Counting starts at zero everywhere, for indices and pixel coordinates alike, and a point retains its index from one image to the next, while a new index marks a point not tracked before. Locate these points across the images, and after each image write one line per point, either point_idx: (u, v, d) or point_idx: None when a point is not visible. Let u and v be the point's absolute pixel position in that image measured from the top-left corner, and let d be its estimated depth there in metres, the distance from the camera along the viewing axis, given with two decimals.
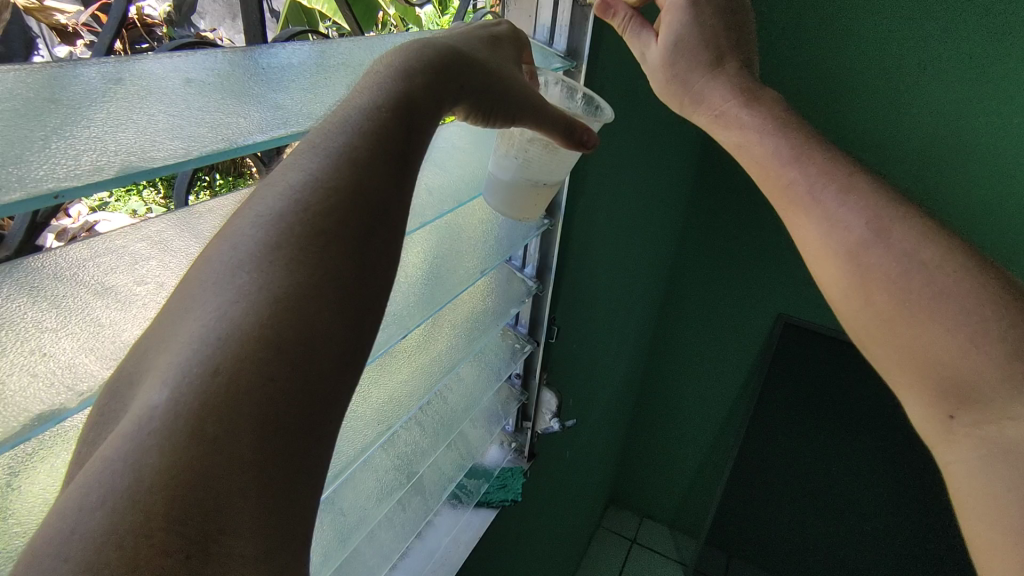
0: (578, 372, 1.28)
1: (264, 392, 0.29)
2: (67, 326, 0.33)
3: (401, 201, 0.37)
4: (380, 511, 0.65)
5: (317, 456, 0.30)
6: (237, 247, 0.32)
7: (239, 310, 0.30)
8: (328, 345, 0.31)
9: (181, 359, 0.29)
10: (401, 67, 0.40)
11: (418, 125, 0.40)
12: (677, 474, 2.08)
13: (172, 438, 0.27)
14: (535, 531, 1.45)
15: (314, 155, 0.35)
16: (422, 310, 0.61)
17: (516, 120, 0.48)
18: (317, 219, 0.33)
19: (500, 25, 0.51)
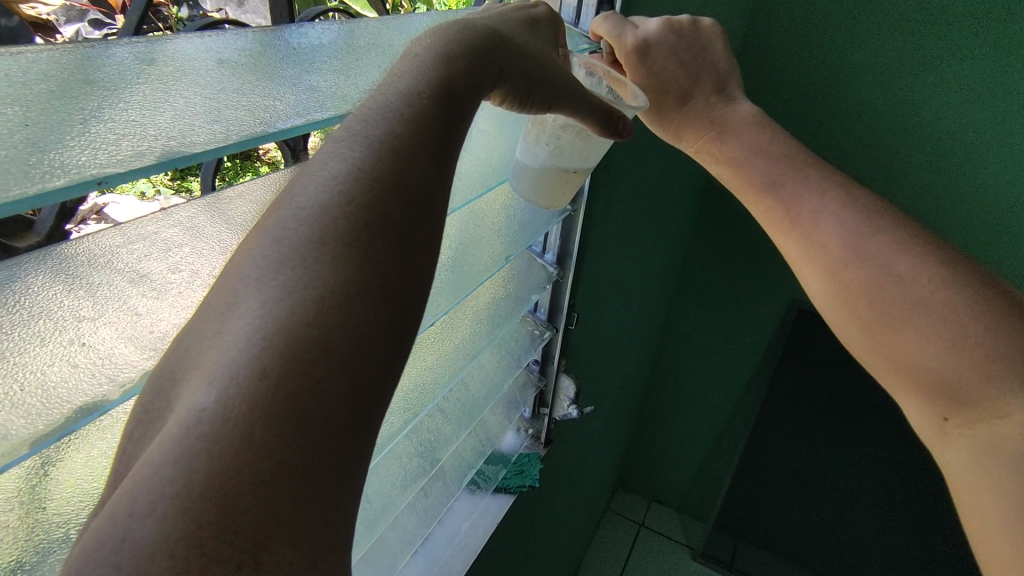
0: (592, 358, 1.27)
1: (313, 393, 0.28)
2: (104, 315, 0.33)
3: (441, 192, 0.36)
4: (405, 499, 0.65)
5: (361, 457, 0.30)
6: (279, 240, 0.31)
7: (284, 305, 0.29)
8: (374, 342, 0.31)
9: (226, 354, 0.28)
10: (441, 51, 0.40)
11: (455, 114, 0.39)
12: (687, 459, 2.09)
13: (222, 442, 0.26)
14: (546, 516, 1.46)
15: (354, 143, 0.34)
16: (449, 297, 0.60)
17: (553, 105, 0.47)
18: (361, 212, 0.32)
19: (536, 7, 0.50)
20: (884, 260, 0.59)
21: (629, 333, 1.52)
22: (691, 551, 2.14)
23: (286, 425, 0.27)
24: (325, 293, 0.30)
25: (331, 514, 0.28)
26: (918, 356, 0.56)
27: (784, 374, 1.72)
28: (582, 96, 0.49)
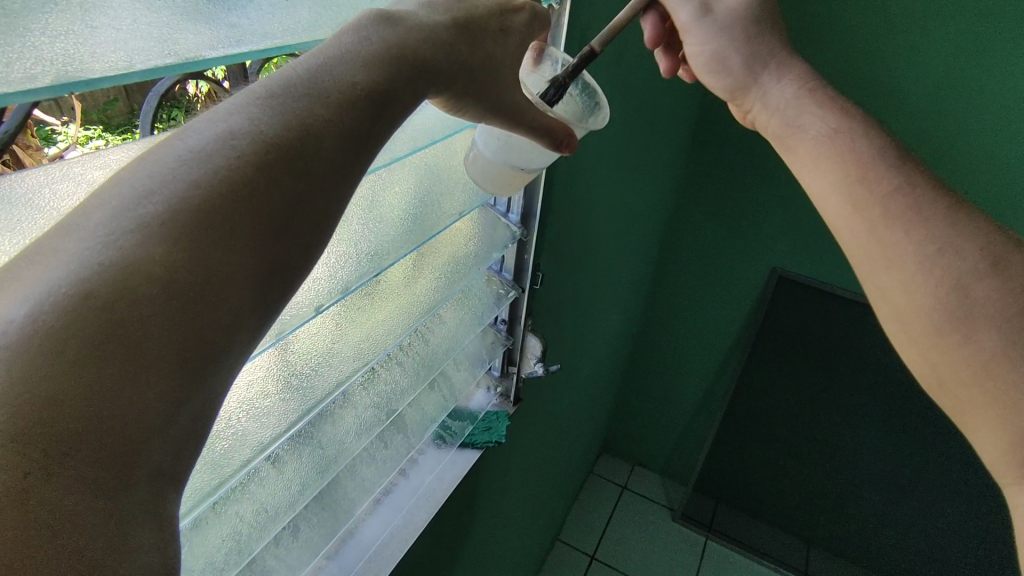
0: (569, 321, 1.29)
1: (153, 323, 0.31)
2: (19, 248, 0.35)
3: (333, 175, 0.40)
4: (357, 446, 0.67)
5: (190, 391, 0.32)
6: (140, 178, 0.33)
7: (135, 236, 0.31)
8: (237, 283, 0.34)
9: (94, 252, 0.30)
10: (386, 49, 0.43)
11: (381, 113, 0.43)
12: (670, 424, 2.13)
13: (29, 353, 0.28)
14: (525, 476, 1.50)
15: (265, 111, 0.37)
16: (399, 249, 0.61)
17: (488, 118, 0.53)
18: (246, 167, 0.35)
19: (516, 13, 0.54)
20: None
21: (609, 298, 1.53)
22: (671, 512, 2.19)
23: (107, 347, 0.29)
24: (204, 233, 0.33)
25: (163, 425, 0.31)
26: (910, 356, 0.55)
27: (763, 339, 1.75)
28: (529, 117, 0.55)
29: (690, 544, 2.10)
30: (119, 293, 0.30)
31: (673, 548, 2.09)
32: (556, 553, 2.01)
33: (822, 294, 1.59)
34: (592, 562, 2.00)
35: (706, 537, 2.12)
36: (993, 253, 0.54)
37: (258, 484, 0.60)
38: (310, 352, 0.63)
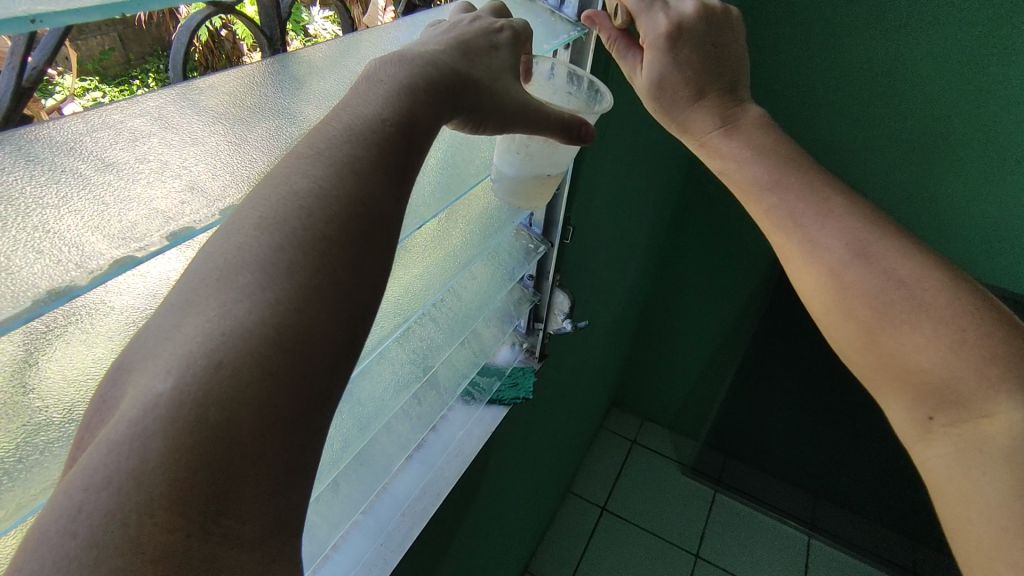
0: (587, 277, 1.27)
1: (265, 386, 0.28)
2: (70, 203, 0.31)
3: (395, 213, 0.37)
4: (397, 402, 0.66)
5: (313, 446, 0.30)
6: (238, 248, 0.31)
7: (243, 306, 0.30)
8: (324, 344, 0.31)
9: (184, 349, 0.28)
10: (405, 83, 0.40)
11: (417, 144, 0.40)
12: (681, 379, 2.14)
13: (175, 424, 0.26)
14: (540, 431, 1.51)
15: (319, 166, 0.35)
16: (441, 200, 0.57)
17: (508, 128, 0.48)
18: (318, 225, 0.33)
19: (501, 31, 0.49)
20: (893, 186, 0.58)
21: (626, 255, 1.51)
22: (680, 465, 2.22)
23: (239, 414, 0.27)
24: (284, 301, 0.30)
25: (266, 507, 0.28)
26: (909, 357, 0.56)
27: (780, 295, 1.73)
28: (546, 115, 0.49)
29: (699, 496, 2.13)
30: (212, 380, 0.27)
31: (682, 500, 2.12)
32: (569, 505, 2.05)
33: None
34: (603, 513, 2.04)
35: (714, 490, 2.15)
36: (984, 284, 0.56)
37: None
38: None
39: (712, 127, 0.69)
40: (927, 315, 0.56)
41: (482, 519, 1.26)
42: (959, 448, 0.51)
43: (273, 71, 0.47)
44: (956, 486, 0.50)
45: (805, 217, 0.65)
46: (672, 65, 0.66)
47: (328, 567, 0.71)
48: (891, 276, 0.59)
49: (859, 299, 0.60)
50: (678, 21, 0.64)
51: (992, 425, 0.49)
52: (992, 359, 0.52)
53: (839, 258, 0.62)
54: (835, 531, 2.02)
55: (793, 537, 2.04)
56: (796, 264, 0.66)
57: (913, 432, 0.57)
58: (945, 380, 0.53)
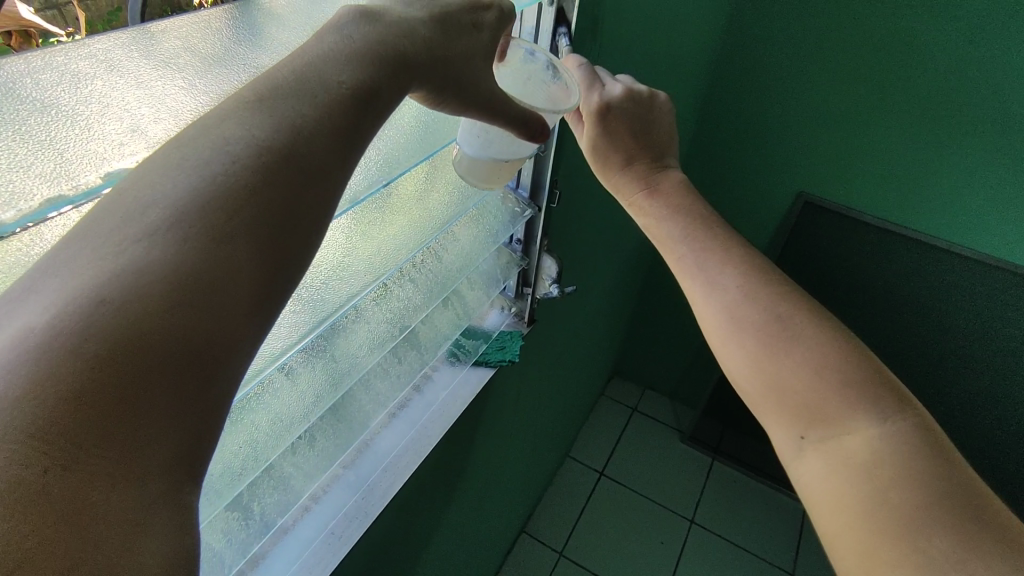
0: (583, 243, 1.26)
1: (160, 332, 0.29)
2: (4, 141, 0.31)
3: (321, 183, 0.38)
4: (372, 360, 0.67)
5: (201, 401, 0.31)
6: (147, 194, 0.32)
7: (142, 254, 0.30)
8: (227, 303, 0.33)
9: (108, 273, 0.29)
10: (354, 44, 0.41)
11: (358, 113, 0.40)
12: (683, 349, 2.13)
13: (49, 360, 0.27)
14: (538, 396, 1.52)
15: (264, 119, 0.36)
16: (410, 157, 0.57)
17: (467, 110, 0.48)
18: (238, 184, 0.34)
19: (487, 9, 0.48)
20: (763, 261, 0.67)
21: (625, 222, 1.50)
22: (679, 434, 2.23)
23: (127, 357, 0.28)
24: (214, 247, 0.33)
25: (145, 453, 0.29)
26: (790, 381, 0.61)
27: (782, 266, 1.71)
28: (508, 108, 0.49)
29: (697, 464, 2.15)
30: (141, 311, 0.29)
31: (680, 467, 2.14)
32: (567, 470, 2.08)
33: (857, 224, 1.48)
34: (600, 479, 2.07)
35: (711, 458, 2.16)
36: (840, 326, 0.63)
37: (272, 395, 0.60)
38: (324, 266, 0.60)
39: (637, 190, 0.75)
40: (800, 342, 0.61)
41: (476, 480, 1.28)
42: (828, 464, 0.56)
43: (236, 13, 0.45)
44: (825, 497, 0.55)
45: (713, 262, 0.69)
46: (608, 131, 0.72)
47: (307, 519, 0.74)
48: (772, 309, 0.64)
49: (746, 326, 0.65)
50: (607, 100, 0.69)
51: (852, 440, 0.55)
52: (852, 384, 0.58)
53: (733, 294, 0.66)
54: None
55: (788, 506, 2.05)
56: (698, 299, 0.70)
57: (789, 449, 0.62)
58: (816, 399, 0.59)
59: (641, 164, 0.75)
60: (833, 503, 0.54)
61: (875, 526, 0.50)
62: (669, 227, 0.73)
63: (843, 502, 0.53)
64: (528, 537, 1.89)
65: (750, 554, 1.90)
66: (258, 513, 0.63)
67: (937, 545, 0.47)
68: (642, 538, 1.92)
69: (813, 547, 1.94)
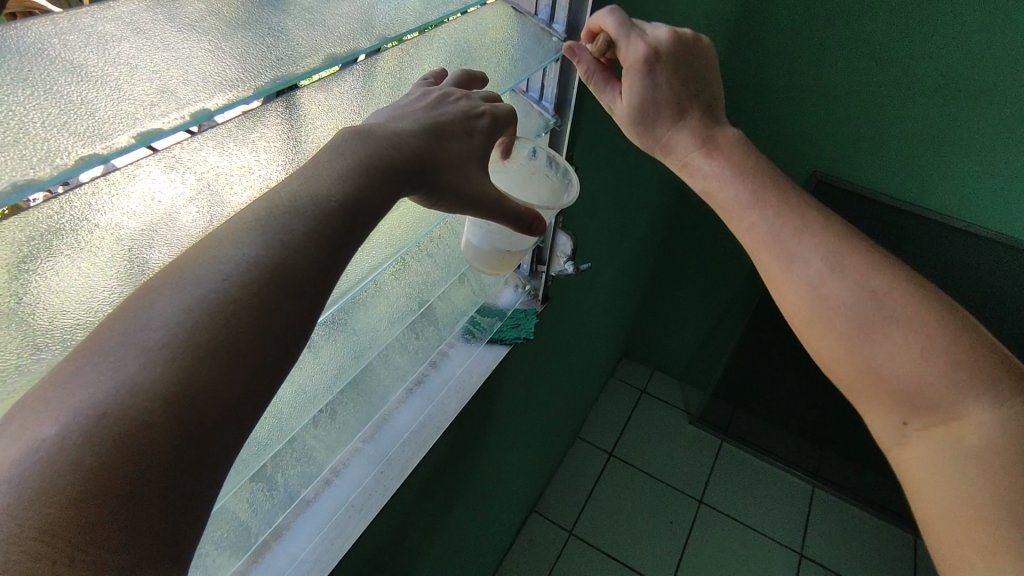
0: (597, 221, 1.25)
1: (163, 435, 0.30)
2: (37, 99, 0.31)
3: (319, 287, 0.39)
4: (390, 333, 0.67)
5: (196, 498, 0.32)
6: (150, 307, 0.33)
7: (143, 361, 0.31)
8: (226, 404, 0.33)
9: (124, 371, 0.31)
10: (354, 156, 0.43)
11: (360, 219, 0.42)
12: (693, 332, 2.13)
13: (50, 467, 0.28)
14: (551, 375, 1.52)
15: (259, 236, 0.37)
16: None
17: (460, 207, 0.51)
18: (238, 292, 0.35)
19: (480, 117, 0.52)
20: (847, 245, 0.68)
21: (637, 202, 1.48)
22: (689, 416, 2.24)
23: (130, 462, 0.29)
24: (214, 350, 0.33)
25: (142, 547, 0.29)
26: (887, 368, 0.63)
27: None
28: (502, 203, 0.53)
29: (706, 444, 2.16)
30: (150, 407, 0.30)
31: (689, 448, 2.14)
32: (577, 450, 2.10)
33: (872, 206, 1.40)
34: (610, 458, 2.08)
35: (721, 438, 2.17)
36: (946, 302, 0.64)
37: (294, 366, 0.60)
38: None
39: (693, 147, 0.78)
40: (899, 326, 0.63)
41: (491, 457, 1.29)
42: (935, 447, 0.60)
43: None
44: (931, 480, 0.59)
45: (796, 245, 0.70)
46: (653, 89, 0.74)
47: (328, 493, 0.74)
48: (865, 286, 0.66)
49: (833, 311, 0.67)
50: (657, 44, 0.72)
51: (961, 427, 0.58)
52: (962, 370, 0.60)
53: (821, 277, 0.68)
54: (839, 481, 2.03)
55: (797, 486, 2.06)
56: (780, 282, 0.72)
57: (891, 437, 0.65)
58: (919, 388, 0.61)
59: (692, 117, 0.77)
60: (939, 491, 0.58)
61: (987, 513, 0.52)
62: (735, 192, 0.75)
63: (951, 491, 0.56)
64: (538, 515, 1.91)
65: (757, 531, 1.92)
66: (283, 484, 0.64)
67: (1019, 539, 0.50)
68: (650, 518, 1.94)
69: (820, 526, 1.95)
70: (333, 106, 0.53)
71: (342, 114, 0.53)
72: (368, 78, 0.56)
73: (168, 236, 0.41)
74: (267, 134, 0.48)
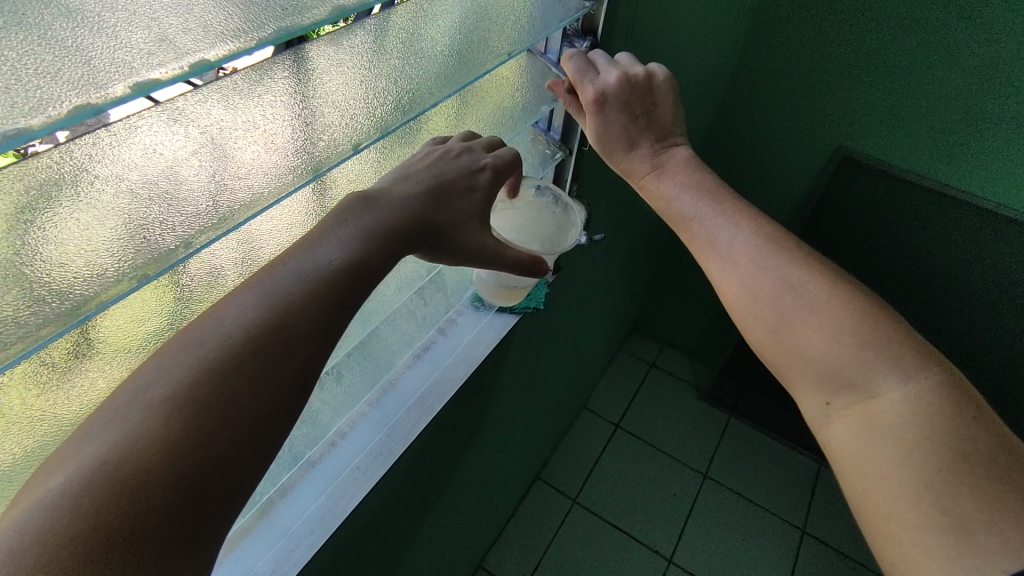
0: (612, 191, 1.22)
1: (166, 478, 0.36)
2: (32, 43, 0.30)
3: (316, 345, 0.44)
4: (398, 299, 0.68)
5: (197, 532, 0.37)
6: (160, 372, 0.39)
7: (147, 417, 0.37)
8: (222, 449, 0.38)
9: (126, 425, 0.37)
10: (364, 222, 0.49)
11: (360, 280, 0.47)
12: (706, 307, 2.10)
13: (65, 507, 0.33)
14: (559, 346, 1.52)
15: (258, 300, 0.43)
16: (443, 89, 0.55)
17: (466, 260, 0.57)
18: (237, 352, 0.41)
19: (481, 172, 0.57)
20: (770, 233, 0.68)
21: None
22: (697, 391, 2.23)
23: (137, 500, 0.34)
24: (210, 403, 0.39)
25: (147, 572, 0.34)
26: (810, 350, 0.63)
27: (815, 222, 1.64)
28: (505, 259, 0.59)
29: (712, 420, 2.16)
30: (150, 454, 0.36)
31: (695, 423, 2.15)
32: (583, 420, 2.11)
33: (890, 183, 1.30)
34: (615, 430, 2.09)
35: (728, 415, 2.17)
36: (862, 286, 0.64)
37: None
38: None
39: (645, 172, 0.74)
40: (814, 311, 0.63)
41: (497, 424, 1.30)
42: (858, 428, 0.59)
43: None
44: (858, 463, 0.58)
45: (726, 236, 0.70)
46: (604, 124, 0.70)
47: (334, 454, 0.75)
48: (786, 277, 0.66)
49: (763, 297, 0.67)
50: (602, 89, 0.68)
51: (878, 404, 0.58)
52: (873, 347, 0.60)
53: (744, 265, 0.68)
54: None
55: (801, 464, 2.06)
56: (715, 274, 0.71)
57: (817, 415, 0.64)
58: (839, 365, 0.61)
59: (646, 145, 0.73)
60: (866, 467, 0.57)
61: (910, 485, 0.52)
62: (681, 202, 0.72)
63: (877, 466, 0.56)
64: (542, 482, 1.93)
65: (759, 507, 1.93)
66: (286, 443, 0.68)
67: (967, 501, 0.50)
68: (652, 490, 1.95)
69: (823, 505, 1.95)
70: (343, 59, 0.51)
71: (352, 70, 0.51)
72: (381, 32, 0.54)
73: (169, 190, 0.40)
74: (274, 89, 0.46)
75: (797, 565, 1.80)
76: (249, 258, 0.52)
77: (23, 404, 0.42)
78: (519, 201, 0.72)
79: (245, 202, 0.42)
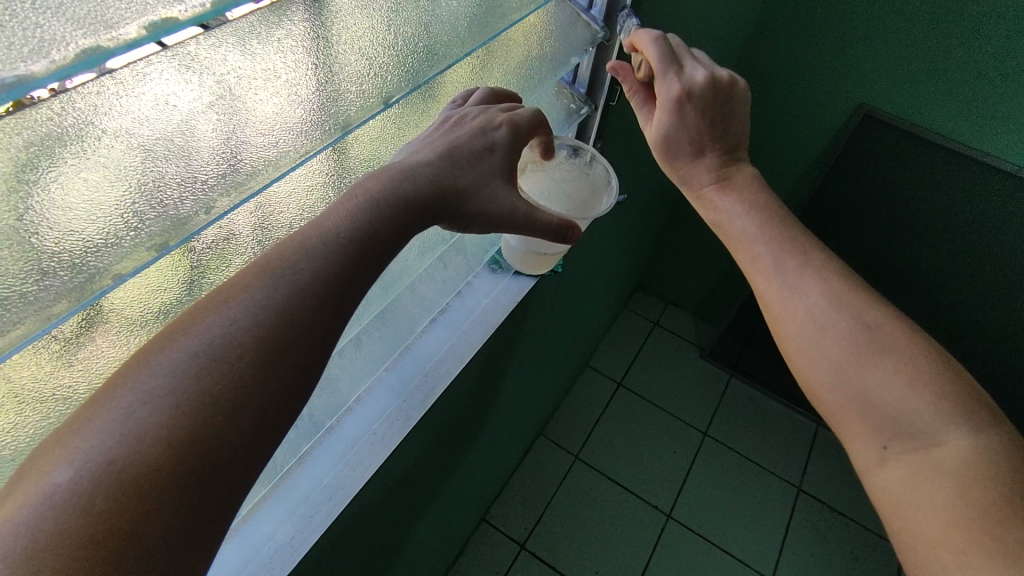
0: (630, 145, 1.17)
1: (175, 478, 0.33)
2: None
3: (328, 332, 0.41)
4: (421, 264, 0.65)
5: (205, 534, 0.34)
6: (162, 362, 0.35)
7: (154, 410, 0.34)
8: (231, 444, 0.35)
9: (130, 418, 0.33)
10: (375, 196, 0.45)
11: (372, 258, 0.44)
12: (712, 267, 2.07)
13: (66, 512, 0.30)
14: (567, 307, 1.49)
15: (270, 282, 0.39)
16: (477, 37, 0.50)
17: (496, 226, 0.53)
18: (250, 339, 0.37)
19: (498, 128, 0.53)
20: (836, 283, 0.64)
21: None
22: (699, 350, 2.22)
23: (144, 508, 0.32)
24: (219, 396, 0.35)
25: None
26: (874, 388, 0.59)
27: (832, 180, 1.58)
28: (535, 222, 0.54)
29: (714, 379, 2.16)
30: (159, 450, 0.33)
31: (697, 382, 2.15)
32: (585, 379, 2.11)
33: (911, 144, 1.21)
34: (618, 389, 2.10)
35: (729, 374, 2.17)
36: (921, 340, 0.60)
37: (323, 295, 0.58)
38: (372, 159, 0.55)
39: (706, 181, 0.73)
40: (885, 353, 0.59)
41: (506, 384, 1.28)
42: (914, 473, 0.55)
43: None
44: (903, 507, 0.54)
45: (799, 275, 0.66)
46: (679, 126, 0.69)
47: (351, 420, 0.72)
48: (857, 320, 0.61)
49: (828, 335, 0.62)
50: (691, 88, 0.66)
51: (943, 452, 0.54)
52: (946, 397, 0.56)
53: (816, 299, 0.64)
54: None
55: (800, 424, 2.07)
56: (774, 308, 0.67)
57: (865, 456, 0.60)
58: (904, 406, 0.57)
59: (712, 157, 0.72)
60: (906, 502, 0.54)
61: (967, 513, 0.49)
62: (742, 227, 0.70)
63: (916, 503, 0.54)
64: (544, 440, 1.94)
65: (757, 465, 1.95)
66: (308, 415, 0.66)
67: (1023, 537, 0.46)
68: (653, 447, 1.97)
69: (819, 464, 1.97)
70: (368, 0, 0.46)
71: (378, 10, 0.47)
72: None
73: (186, 148, 0.36)
74: (293, 32, 0.42)
75: (793, 520, 1.83)
76: (265, 227, 0.48)
77: (34, 376, 0.40)
78: (550, 163, 0.68)
79: (269, 160, 0.38)
